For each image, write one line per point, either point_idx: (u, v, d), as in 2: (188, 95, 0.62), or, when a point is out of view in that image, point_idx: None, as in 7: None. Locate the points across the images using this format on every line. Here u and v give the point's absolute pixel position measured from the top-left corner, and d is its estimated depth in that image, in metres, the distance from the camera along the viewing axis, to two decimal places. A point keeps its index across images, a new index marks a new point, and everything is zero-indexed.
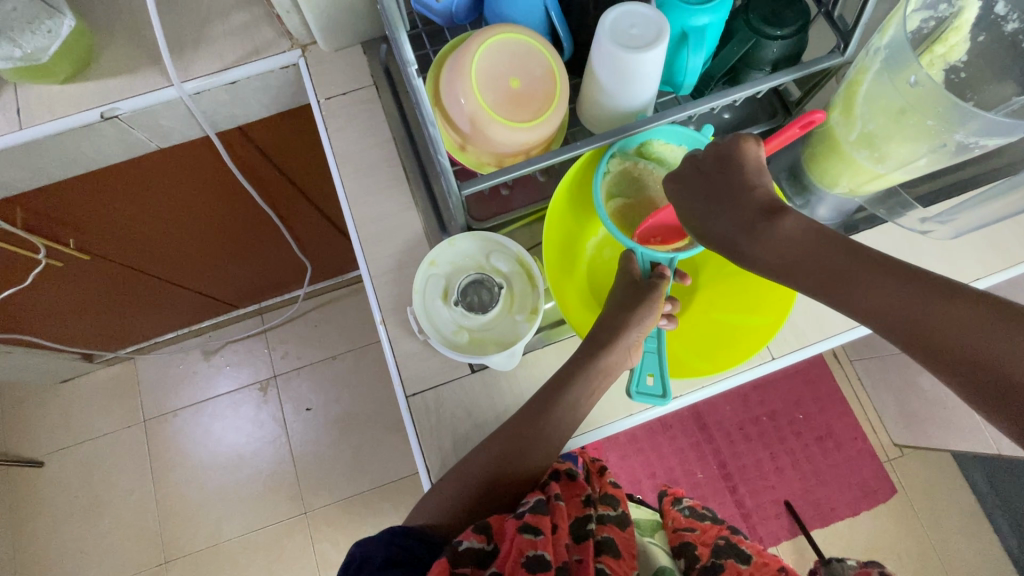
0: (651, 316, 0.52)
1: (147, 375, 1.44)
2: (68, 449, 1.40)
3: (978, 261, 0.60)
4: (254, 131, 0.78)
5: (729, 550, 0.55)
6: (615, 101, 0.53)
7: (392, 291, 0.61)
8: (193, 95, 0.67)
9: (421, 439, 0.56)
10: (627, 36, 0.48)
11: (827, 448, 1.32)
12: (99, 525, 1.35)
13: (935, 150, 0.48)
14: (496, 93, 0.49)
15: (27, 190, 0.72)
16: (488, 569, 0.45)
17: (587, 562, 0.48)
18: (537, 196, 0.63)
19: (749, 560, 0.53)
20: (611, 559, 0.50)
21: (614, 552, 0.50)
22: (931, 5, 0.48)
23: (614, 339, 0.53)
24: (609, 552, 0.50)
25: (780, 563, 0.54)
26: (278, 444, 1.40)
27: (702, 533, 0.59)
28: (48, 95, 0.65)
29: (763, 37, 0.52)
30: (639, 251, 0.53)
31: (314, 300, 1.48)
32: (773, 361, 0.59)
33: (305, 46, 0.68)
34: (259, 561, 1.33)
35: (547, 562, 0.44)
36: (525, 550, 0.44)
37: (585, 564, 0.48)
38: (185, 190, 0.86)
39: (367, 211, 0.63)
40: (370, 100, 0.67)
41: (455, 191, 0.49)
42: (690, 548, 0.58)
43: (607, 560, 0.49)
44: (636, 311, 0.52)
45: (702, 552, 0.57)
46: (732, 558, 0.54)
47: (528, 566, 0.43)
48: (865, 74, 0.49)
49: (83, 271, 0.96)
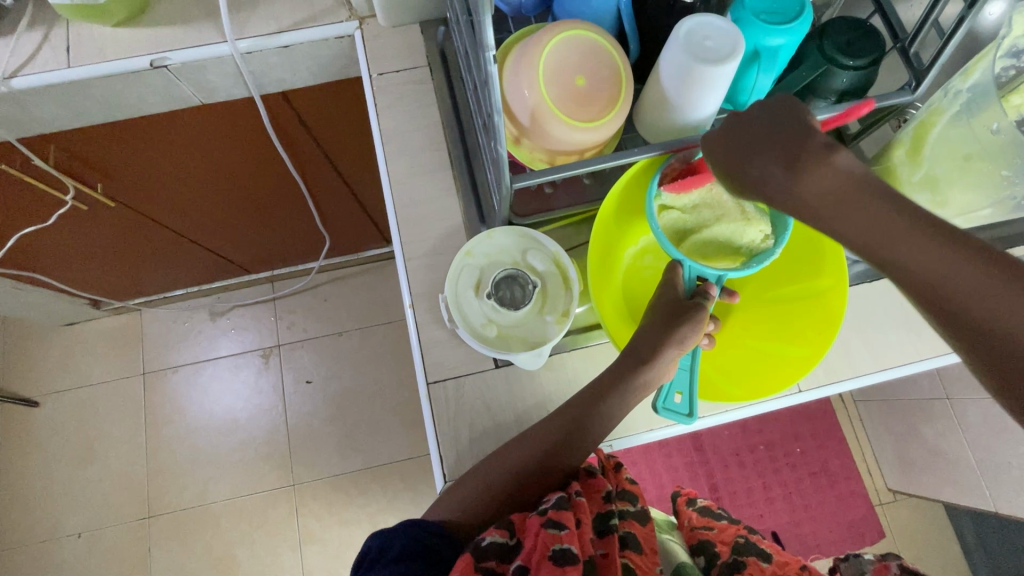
0: (694, 335, 0.52)
1: (152, 328, 1.44)
2: (65, 392, 1.40)
3: None
4: (297, 98, 0.77)
5: (750, 548, 0.57)
6: (678, 113, 0.52)
7: (423, 275, 0.60)
8: (244, 55, 0.66)
9: (437, 429, 0.56)
10: (701, 48, 0.47)
11: (820, 484, 1.31)
12: (87, 472, 1.35)
13: (1001, 201, 0.48)
14: (562, 89, 0.49)
15: (64, 130, 0.71)
16: (513, 563, 0.45)
17: (613, 557, 0.47)
18: (580, 198, 0.62)
19: (771, 558, 0.55)
20: (634, 554, 0.50)
21: (637, 546, 0.50)
22: (1017, 53, 0.47)
23: (656, 355, 0.52)
24: (632, 547, 0.50)
25: (799, 562, 0.57)
26: (273, 412, 1.39)
27: (721, 532, 0.61)
28: (100, 37, 0.64)
29: (835, 65, 0.51)
30: (688, 264, 0.53)
31: (327, 274, 1.47)
32: (800, 394, 0.58)
33: (363, 19, 0.67)
34: (242, 526, 1.33)
35: (573, 556, 0.43)
36: (551, 544, 0.44)
37: (612, 560, 0.47)
38: (219, 148, 0.85)
39: (408, 192, 0.63)
40: (423, 80, 0.66)
41: (506, 184, 0.48)
42: (710, 547, 0.60)
43: (631, 555, 0.50)
44: (680, 329, 0.51)
45: (721, 550, 0.59)
46: (754, 555, 0.56)
47: (556, 559, 0.43)
48: (939, 117, 0.48)
49: (106, 216, 0.95)
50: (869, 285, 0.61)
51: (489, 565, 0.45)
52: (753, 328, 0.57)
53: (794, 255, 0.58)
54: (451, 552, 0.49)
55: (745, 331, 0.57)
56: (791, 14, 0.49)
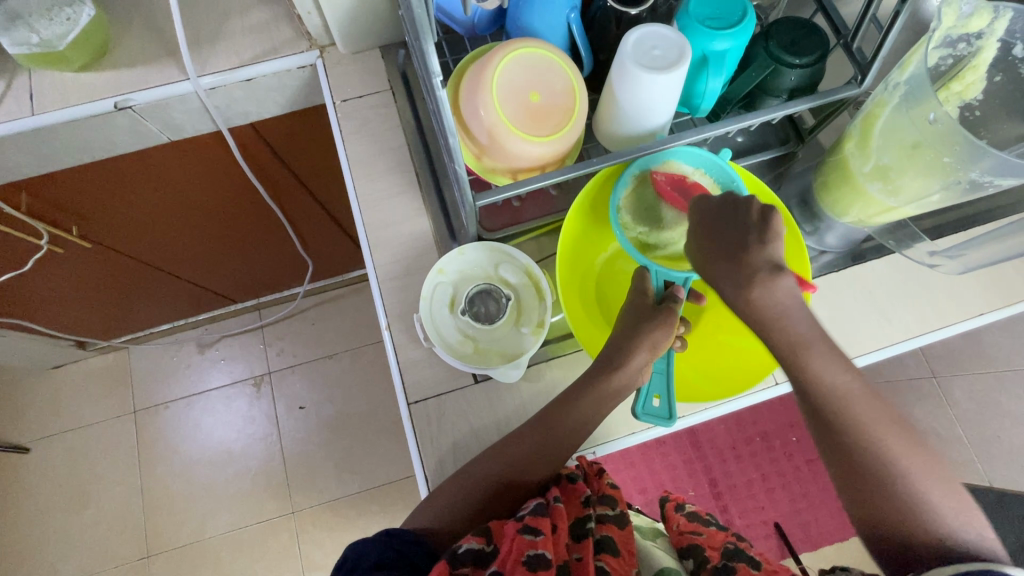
0: (667, 339, 0.53)
1: (140, 366, 1.43)
2: (56, 436, 1.38)
3: (958, 305, 0.61)
4: (266, 128, 0.78)
5: (739, 553, 0.58)
6: (633, 120, 0.53)
7: (398, 296, 0.61)
8: (207, 91, 0.67)
9: (421, 448, 0.56)
10: (649, 56, 0.48)
11: (818, 471, 1.31)
12: (83, 515, 1.33)
13: (948, 187, 0.49)
14: (517, 107, 0.50)
15: (33, 176, 0.71)
16: (487, 568, 0.46)
17: (587, 560, 0.48)
18: (548, 210, 0.63)
19: (760, 565, 0.56)
20: (611, 558, 0.50)
21: (614, 550, 0.51)
22: (952, 43, 0.49)
23: (628, 360, 0.53)
24: (608, 550, 0.51)
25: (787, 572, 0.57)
26: (269, 441, 1.39)
27: (709, 538, 0.62)
28: (62, 83, 0.65)
29: (782, 65, 0.53)
30: (654, 270, 0.54)
31: (313, 298, 1.48)
32: (778, 386, 0.58)
33: (324, 48, 0.68)
34: (244, 559, 1.31)
35: (547, 560, 0.44)
36: (525, 549, 0.45)
37: (585, 563, 0.48)
38: (192, 182, 0.85)
39: (377, 215, 0.63)
40: (385, 104, 0.67)
41: (469, 202, 0.49)
42: (701, 551, 0.60)
43: (607, 558, 0.50)
44: (650, 332, 0.53)
45: (712, 555, 0.59)
46: (744, 562, 0.57)
47: (528, 564, 0.44)
48: (883, 108, 0.50)
49: (84, 258, 0.95)
50: (835, 274, 0.62)
51: (463, 572, 0.45)
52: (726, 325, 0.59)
53: None
54: (428, 563, 0.50)
55: (718, 328, 0.59)
56: (733, 19, 0.51)
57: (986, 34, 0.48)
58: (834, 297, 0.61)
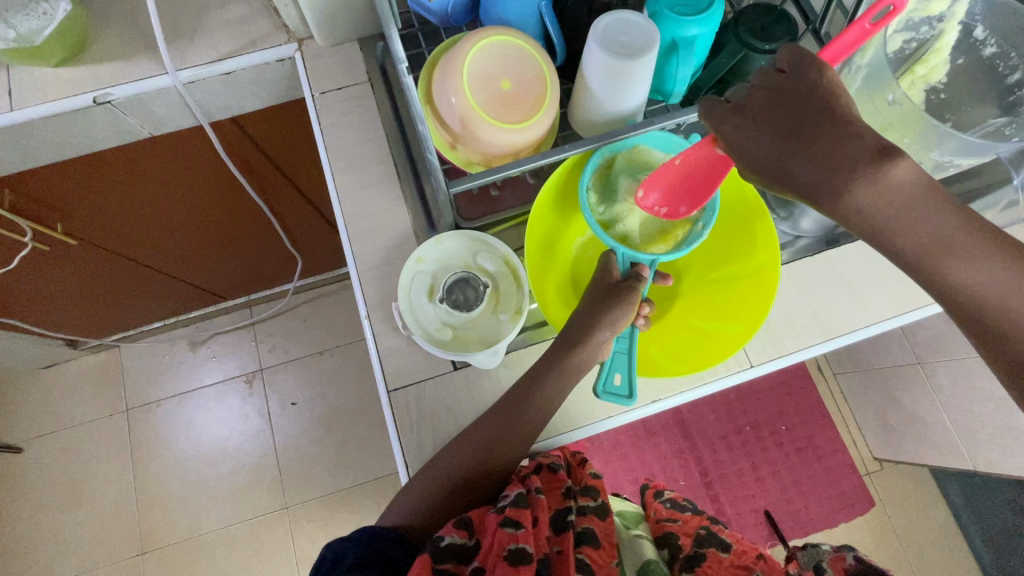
0: (626, 316, 0.55)
1: (132, 364, 1.43)
2: (48, 435, 1.38)
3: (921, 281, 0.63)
4: (248, 122, 0.78)
5: (711, 539, 0.59)
6: (604, 106, 0.53)
7: (378, 285, 0.61)
8: (187, 84, 0.67)
9: (401, 435, 0.57)
10: (617, 43, 0.49)
11: (808, 459, 1.32)
12: (76, 514, 1.34)
13: (913, 167, 0.52)
14: (487, 93, 0.50)
15: (14, 172, 0.71)
16: (469, 565, 0.47)
17: (568, 554, 0.49)
18: (526, 197, 0.64)
19: (729, 548, 0.58)
20: (591, 549, 0.51)
21: (594, 542, 0.52)
22: (914, 26, 0.52)
23: (589, 337, 0.55)
24: (589, 542, 0.51)
25: (757, 550, 0.59)
26: (261, 438, 1.39)
27: (684, 524, 0.63)
28: (41, 78, 0.65)
29: (751, 50, 0.53)
30: (620, 251, 0.56)
31: (304, 295, 1.48)
32: (751, 368, 0.60)
33: (302, 40, 0.68)
34: (237, 555, 1.32)
35: (527, 555, 0.45)
36: (507, 543, 0.46)
37: (566, 557, 0.49)
38: (177, 177, 0.86)
39: (356, 206, 0.64)
40: (364, 96, 0.67)
41: (443, 188, 0.49)
42: (673, 539, 0.62)
43: (587, 550, 0.51)
44: (613, 310, 0.55)
45: (685, 543, 0.61)
46: (714, 547, 0.58)
47: (511, 559, 0.45)
48: (846, 91, 0.51)
49: (70, 256, 0.95)
50: (809, 258, 0.63)
51: (444, 567, 0.46)
52: (697, 311, 0.61)
53: (730, 235, 0.61)
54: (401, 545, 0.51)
55: (688, 313, 0.61)
56: (701, 5, 0.51)
57: (947, 17, 0.51)
58: (807, 281, 0.62)
